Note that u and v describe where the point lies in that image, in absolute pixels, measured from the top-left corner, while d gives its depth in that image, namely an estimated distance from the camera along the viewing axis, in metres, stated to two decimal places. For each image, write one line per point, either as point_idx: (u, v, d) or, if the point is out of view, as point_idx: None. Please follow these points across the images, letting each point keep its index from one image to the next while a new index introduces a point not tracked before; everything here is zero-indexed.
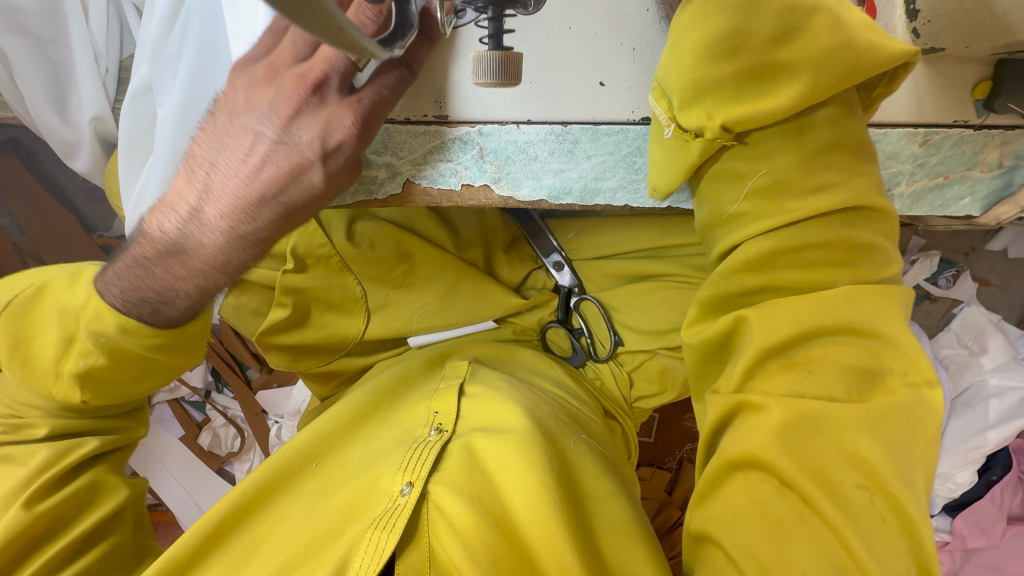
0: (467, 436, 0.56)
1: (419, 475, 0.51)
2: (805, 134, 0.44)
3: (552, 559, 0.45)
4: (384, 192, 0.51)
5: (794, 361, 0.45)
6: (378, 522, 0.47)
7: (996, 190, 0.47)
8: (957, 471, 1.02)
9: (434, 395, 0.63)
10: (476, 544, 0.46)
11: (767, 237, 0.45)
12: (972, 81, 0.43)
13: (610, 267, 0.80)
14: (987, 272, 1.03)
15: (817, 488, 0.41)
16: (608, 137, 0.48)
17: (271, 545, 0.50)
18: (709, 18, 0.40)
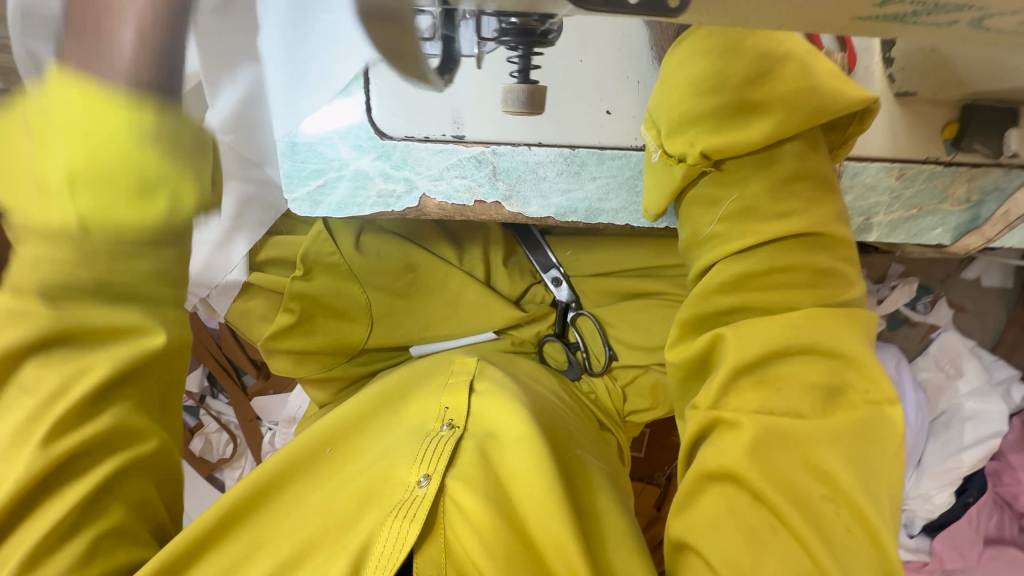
0: (479, 437, 0.59)
1: (435, 468, 0.54)
2: (772, 165, 0.48)
3: (555, 549, 0.50)
4: (402, 206, 0.51)
5: (763, 379, 0.47)
6: (397, 511, 0.51)
7: (964, 221, 0.51)
8: (934, 492, 1.06)
9: (444, 390, 0.66)
10: (490, 538, 0.50)
11: (744, 259, 0.48)
12: (941, 122, 0.46)
13: (607, 284, 0.84)
14: (961, 298, 1.07)
15: (784, 501, 0.43)
16: (612, 161, 0.52)
17: (288, 526, 0.53)
18: (696, 57, 0.45)
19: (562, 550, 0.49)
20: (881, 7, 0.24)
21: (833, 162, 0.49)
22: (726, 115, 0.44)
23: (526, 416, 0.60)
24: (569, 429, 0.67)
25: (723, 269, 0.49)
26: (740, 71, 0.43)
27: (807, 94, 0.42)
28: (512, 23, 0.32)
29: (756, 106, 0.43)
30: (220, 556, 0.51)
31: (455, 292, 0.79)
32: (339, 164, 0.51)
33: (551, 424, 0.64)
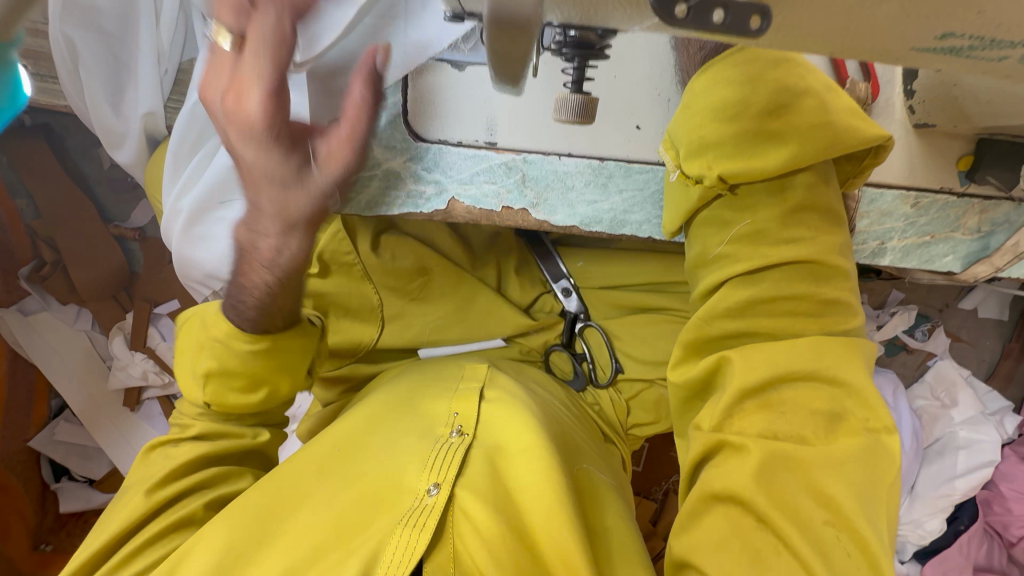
0: (488, 446, 0.60)
1: (445, 477, 0.55)
2: (785, 192, 0.47)
3: (568, 550, 0.52)
4: (429, 207, 0.51)
5: (768, 402, 0.48)
6: (406, 519, 0.53)
7: (974, 250, 0.51)
8: (926, 518, 1.07)
9: (453, 394, 0.66)
10: (500, 549, 0.52)
11: (756, 283, 0.49)
12: (956, 155, 0.48)
13: (617, 298, 0.85)
14: (958, 328, 1.09)
15: (787, 524, 0.43)
16: (638, 175, 0.52)
17: (297, 523, 0.55)
18: (718, 84, 0.45)
19: (569, 554, 0.51)
20: (940, 41, 0.27)
21: (844, 191, 0.49)
22: (748, 140, 0.44)
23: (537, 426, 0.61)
24: (577, 438, 0.68)
25: (732, 290, 0.49)
26: (760, 100, 0.43)
27: (825, 128, 0.43)
28: (571, 34, 0.35)
29: (776, 134, 0.44)
30: (227, 542, 0.54)
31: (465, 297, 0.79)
32: (371, 163, 0.51)
33: (562, 432, 0.65)
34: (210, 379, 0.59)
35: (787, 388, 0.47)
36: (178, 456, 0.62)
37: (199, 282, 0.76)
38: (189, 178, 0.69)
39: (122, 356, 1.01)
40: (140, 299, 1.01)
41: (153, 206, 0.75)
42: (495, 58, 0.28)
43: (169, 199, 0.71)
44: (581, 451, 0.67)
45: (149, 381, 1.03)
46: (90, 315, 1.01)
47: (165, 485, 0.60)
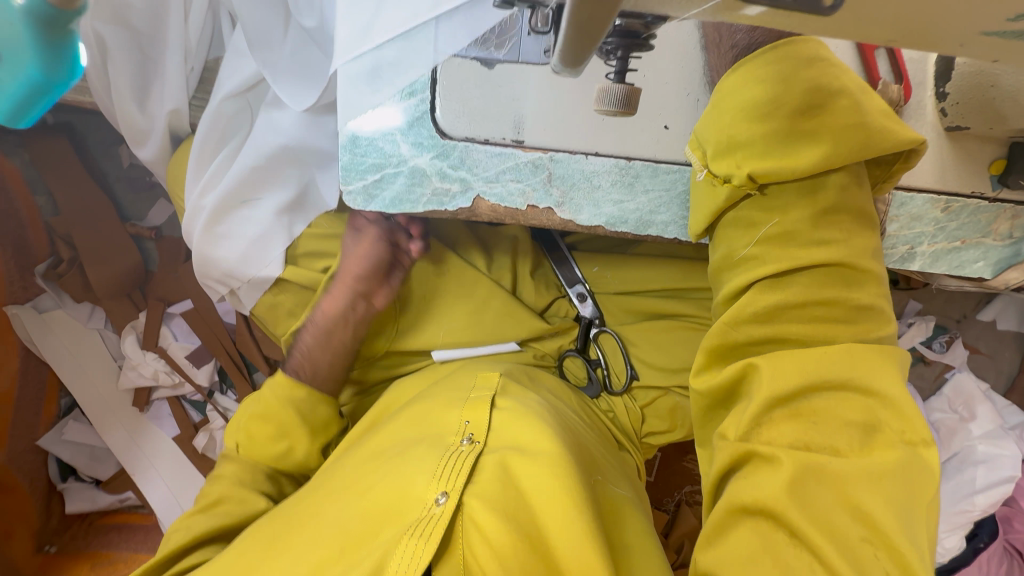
0: (499, 453, 0.59)
1: (453, 486, 0.54)
2: (817, 192, 0.47)
3: (585, 564, 0.50)
4: (455, 206, 0.51)
5: (798, 412, 0.47)
6: (415, 529, 0.51)
7: (1005, 257, 0.50)
8: (946, 535, 1.05)
9: (465, 403, 0.65)
10: (511, 562, 0.50)
11: (787, 288, 0.48)
12: (988, 159, 0.48)
13: (631, 303, 0.84)
14: (976, 340, 1.07)
15: (823, 539, 0.42)
16: (665, 174, 0.52)
17: (304, 539, 0.56)
18: (748, 84, 0.45)
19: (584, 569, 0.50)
20: (1018, 29, 0.27)
21: (873, 195, 0.48)
22: (781, 139, 0.44)
23: (552, 436, 0.60)
24: (593, 448, 0.67)
25: (757, 295, 0.49)
26: (794, 99, 0.44)
27: (860, 129, 0.43)
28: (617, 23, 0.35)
29: (809, 133, 0.43)
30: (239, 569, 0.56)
31: (481, 301, 0.79)
32: (397, 160, 0.50)
33: (578, 442, 0.64)
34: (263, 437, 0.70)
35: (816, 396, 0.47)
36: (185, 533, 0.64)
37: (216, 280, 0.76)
38: (214, 174, 0.69)
39: (133, 355, 1.01)
40: (154, 298, 1.02)
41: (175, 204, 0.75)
42: (573, 31, 0.27)
43: (191, 195, 0.72)
44: (598, 464, 0.65)
45: (160, 381, 1.02)
46: (104, 313, 1.01)
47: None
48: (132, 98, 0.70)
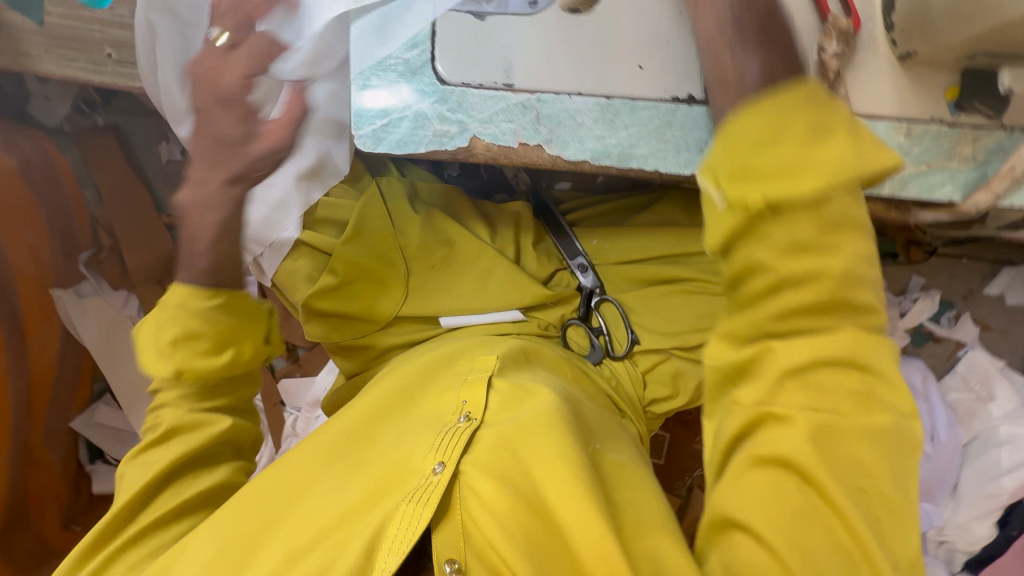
0: (495, 429, 0.60)
1: (449, 456, 0.57)
2: (824, 206, 0.40)
3: (578, 524, 0.52)
4: (453, 145, 0.55)
5: (803, 382, 0.44)
6: (413, 496, 0.55)
7: (972, 179, 0.53)
8: (974, 522, 1.03)
9: (464, 383, 0.66)
10: (510, 522, 0.54)
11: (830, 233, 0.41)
12: (943, 85, 0.52)
13: (630, 272, 0.87)
14: (987, 316, 1.05)
15: (823, 473, 0.43)
16: (643, 111, 0.53)
17: (310, 506, 0.60)
18: (770, 133, 0.39)
19: (575, 529, 0.53)
20: None
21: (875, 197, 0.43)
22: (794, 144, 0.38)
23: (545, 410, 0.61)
24: (585, 415, 0.68)
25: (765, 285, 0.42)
26: (801, 125, 0.38)
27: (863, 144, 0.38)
28: None
29: (823, 131, 0.38)
30: (243, 529, 0.59)
31: (482, 272, 0.83)
32: (402, 106, 0.56)
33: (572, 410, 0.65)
34: (179, 347, 0.57)
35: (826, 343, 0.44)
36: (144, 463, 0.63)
37: None
38: None
39: None
40: None
41: None
42: None
43: None
44: (594, 429, 0.67)
45: None
46: (137, 302, 1.06)
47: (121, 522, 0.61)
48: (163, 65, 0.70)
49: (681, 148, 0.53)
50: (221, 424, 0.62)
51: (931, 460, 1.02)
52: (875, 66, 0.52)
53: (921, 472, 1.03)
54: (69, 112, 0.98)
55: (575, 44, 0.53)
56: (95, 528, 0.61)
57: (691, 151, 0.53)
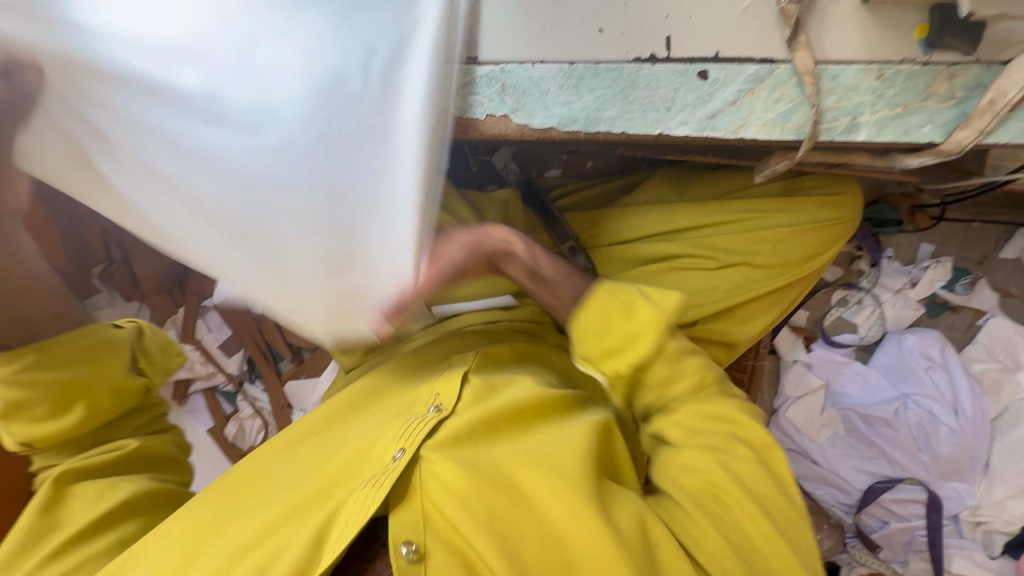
0: (465, 418, 0.60)
1: (410, 442, 0.57)
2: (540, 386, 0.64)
3: (552, 507, 0.53)
4: None
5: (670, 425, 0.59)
6: (369, 483, 0.55)
7: (953, 118, 0.51)
8: (1011, 501, 0.97)
9: (439, 376, 0.66)
10: (474, 507, 0.53)
11: (630, 315, 0.56)
12: (913, 24, 0.50)
13: (622, 253, 0.85)
14: (1005, 282, 1.00)
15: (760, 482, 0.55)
16: (606, 73, 0.53)
17: (262, 500, 0.59)
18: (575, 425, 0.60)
19: (545, 504, 0.54)
20: None
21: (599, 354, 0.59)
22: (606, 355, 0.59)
23: (512, 402, 0.62)
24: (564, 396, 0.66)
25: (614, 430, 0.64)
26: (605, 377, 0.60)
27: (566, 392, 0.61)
28: None
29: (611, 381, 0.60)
30: (182, 541, 0.57)
31: None
32: None
33: (542, 398, 0.63)
34: (15, 421, 0.58)
35: (662, 358, 0.57)
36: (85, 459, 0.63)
37: None
38: None
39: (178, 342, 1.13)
40: (191, 295, 1.14)
41: None
42: None
43: None
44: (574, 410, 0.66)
45: (195, 372, 1.15)
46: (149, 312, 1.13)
47: (53, 509, 0.60)
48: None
49: (647, 109, 0.53)
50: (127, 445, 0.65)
51: (957, 435, 0.97)
52: (841, 10, 0.51)
53: (946, 449, 0.98)
54: None
55: (535, 15, 0.54)
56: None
57: (657, 111, 0.53)
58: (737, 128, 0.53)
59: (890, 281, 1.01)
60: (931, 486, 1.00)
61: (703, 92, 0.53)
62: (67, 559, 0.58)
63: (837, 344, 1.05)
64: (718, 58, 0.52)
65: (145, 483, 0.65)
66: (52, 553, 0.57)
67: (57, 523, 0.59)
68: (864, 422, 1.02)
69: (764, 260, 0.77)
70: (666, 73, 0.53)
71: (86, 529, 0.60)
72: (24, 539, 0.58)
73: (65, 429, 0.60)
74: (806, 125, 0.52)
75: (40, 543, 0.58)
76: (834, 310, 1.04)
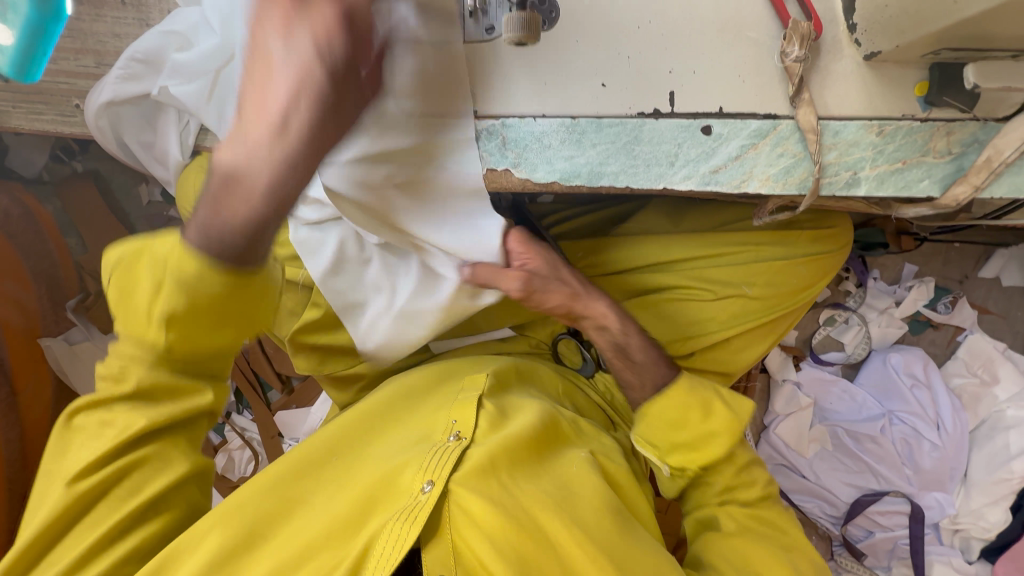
0: (488, 447, 0.57)
1: (439, 474, 0.54)
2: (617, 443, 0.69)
3: (571, 545, 0.53)
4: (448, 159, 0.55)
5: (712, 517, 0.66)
6: (400, 514, 0.52)
7: (950, 173, 0.52)
8: (988, 509, 1.01)
9: (454, 400, 0.62)
10: (502, 542, 0.52)
11: (708, 416, 0.65)
12: (913, 81, 0.50)
13: (618, 283, 0.83)
14: (984, 299, 1.04)
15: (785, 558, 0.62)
16: (610, 128, 0.52)
17: (290, 528, 0.54)
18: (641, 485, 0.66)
19: (568, 552, 0.53)
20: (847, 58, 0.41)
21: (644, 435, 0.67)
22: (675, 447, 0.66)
23: (530, 426, 0.60)
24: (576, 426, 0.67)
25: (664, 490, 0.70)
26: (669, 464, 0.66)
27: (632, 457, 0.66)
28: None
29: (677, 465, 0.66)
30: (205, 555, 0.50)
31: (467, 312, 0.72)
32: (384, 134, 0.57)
33: (553, 428, 0.63)
34: (175, 322, 0.43)
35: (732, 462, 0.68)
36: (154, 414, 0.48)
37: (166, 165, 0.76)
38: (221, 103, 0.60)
39: None
40: None
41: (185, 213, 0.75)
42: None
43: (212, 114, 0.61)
44: (581, 437, 0.66)
45: None
46: None
47: (83, 475, 0.48)
48: (121, 105, 0.69)
49: (650, 163, 0.53)
50: (206, 396, 0.49)
51: (938, 450, 1.01)
52: (843, 67, 0.51)
53: (929, 462, 1.02)
54: (47, 161, 1.04)
55: (536, 66, 0.53)
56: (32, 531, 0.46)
57: (660, 165, 0.53)
58: (739, 183, 0.53)
59: (876, 300, 1.05)
60: (914, 498, 1.03)
61: (707, 146, 0.52)
62: (105, 561, 0.48)
63: (824, 362, 1.08)
64: (721, 113, 0.52)
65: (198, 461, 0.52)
66: (97, 550, 0.48)
67: (107, 501, 0.48)
68: (851, 438, 1.05)
69: (759, 291, 0.77)
70: (669, 128, 0.52)
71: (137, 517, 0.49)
72: (47, 517, 0.46)
73: (207, 341, 0.45)
74: (808, 180, 0.52)
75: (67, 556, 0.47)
76: (822, 329, 1.08)
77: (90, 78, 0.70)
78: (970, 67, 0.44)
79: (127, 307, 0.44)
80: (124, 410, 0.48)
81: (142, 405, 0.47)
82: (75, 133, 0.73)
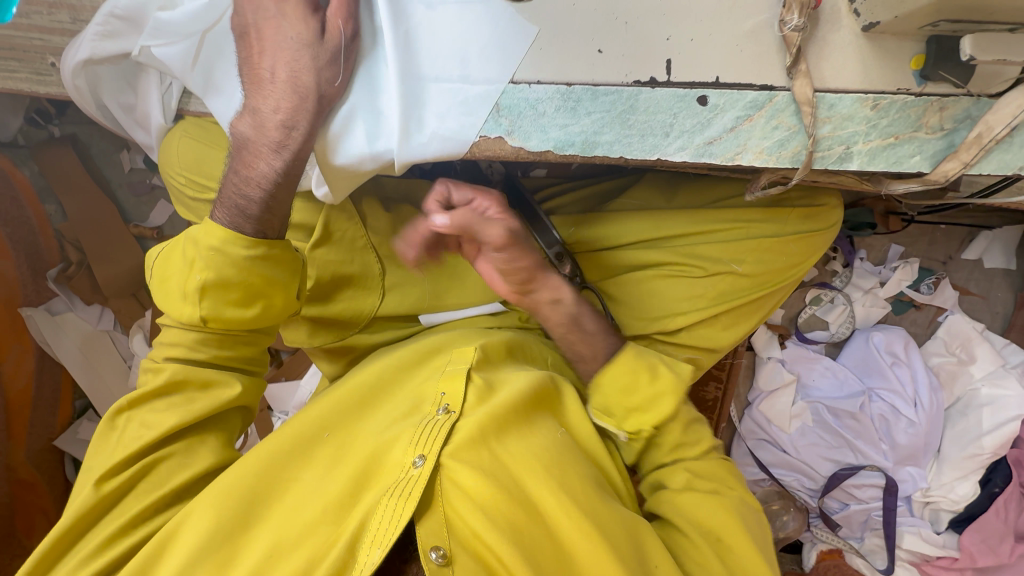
0: (477, 417, 0.57)
1: (430, 448, 0.54)
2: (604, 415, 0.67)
3: (561, 513, 0.54)
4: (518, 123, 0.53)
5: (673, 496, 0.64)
6: (393, 490, 0.52)
7: (941, 149, 0.52)
8: (957, 482, 1.04)
9: (442, 375, 0.63)
10: (495, 513, 0.52)
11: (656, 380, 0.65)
12: (909, 54, 0.50)
13: (611, 259, 0.82)
14: (965, 281, 1.07)
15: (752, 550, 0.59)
16: (605, 96, 0.52)
17: (287, 504, 0.55)
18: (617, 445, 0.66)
19: (560, 521, 0.54)
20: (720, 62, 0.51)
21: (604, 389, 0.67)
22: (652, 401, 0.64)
23: (516, 395, 0.60)
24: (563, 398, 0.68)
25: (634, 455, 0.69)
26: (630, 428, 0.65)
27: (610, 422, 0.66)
28: None
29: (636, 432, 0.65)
30: (199, 532, 0.52)
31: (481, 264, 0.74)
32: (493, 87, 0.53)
33: (541, 399, 0.63)
34: (207, 294, 0.54)
35: (677, 420, 0.67)
36: (188, 410, 0.57)
37: (138, 124, 0.74)
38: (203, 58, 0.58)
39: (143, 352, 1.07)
40: None
41: (167, 175, 0.73)
42: None
43: (192, 71, 0.59)
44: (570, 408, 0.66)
45: None
46: (112, 315, 1.07)
47: (110, 476, 0.55)
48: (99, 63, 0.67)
49: (645, 134, 0.52)
50: (235, 387, 0.59)
51: (914, 426, 1.04)
52: (841, 38, 0.51)
53: (904, 438, 1.04)
54: (23, 124, 1.00)
55: (532, 29, 0.52)
56: (64, 523, 0.53)
57: (655, 135, 0.52)
58: (733, 155, 0.52)
59: (861, 281, 1.07)
60: (889, 472, 1.06)
61: (702, 117, 0.52)
62: (125, 542, 0.54)
63: (809, 340, 1.11)
64: (718, 83, 0.51)
65: (212, 459, 0.59)
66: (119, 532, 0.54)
67: (139, 490, 0.56)
68: (832, 415, 1.08)
69: (748, 268, 0.77)
70: (667, 97, 0.51)
71: (150, 510, 0.55)
72: (80, 510, 0.54)
73: (240, 321, 0.56)
74: (801, 154, 0.52)
75: (96, 537, 0.54)
76: (808, 308, 1.09)
77: (65, 34, 0.67)
78: (966, 39, 0.44)
79: (165, 293, 0.57)
80: (158, 413, 0.57)
81: (178, 398, 0.58)
82: (52, 93, 0.70)
